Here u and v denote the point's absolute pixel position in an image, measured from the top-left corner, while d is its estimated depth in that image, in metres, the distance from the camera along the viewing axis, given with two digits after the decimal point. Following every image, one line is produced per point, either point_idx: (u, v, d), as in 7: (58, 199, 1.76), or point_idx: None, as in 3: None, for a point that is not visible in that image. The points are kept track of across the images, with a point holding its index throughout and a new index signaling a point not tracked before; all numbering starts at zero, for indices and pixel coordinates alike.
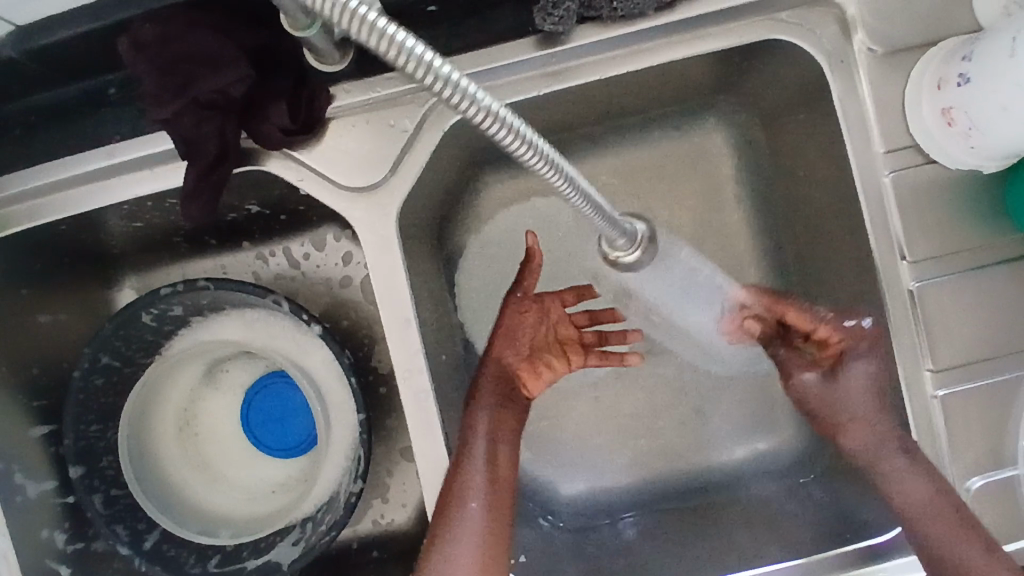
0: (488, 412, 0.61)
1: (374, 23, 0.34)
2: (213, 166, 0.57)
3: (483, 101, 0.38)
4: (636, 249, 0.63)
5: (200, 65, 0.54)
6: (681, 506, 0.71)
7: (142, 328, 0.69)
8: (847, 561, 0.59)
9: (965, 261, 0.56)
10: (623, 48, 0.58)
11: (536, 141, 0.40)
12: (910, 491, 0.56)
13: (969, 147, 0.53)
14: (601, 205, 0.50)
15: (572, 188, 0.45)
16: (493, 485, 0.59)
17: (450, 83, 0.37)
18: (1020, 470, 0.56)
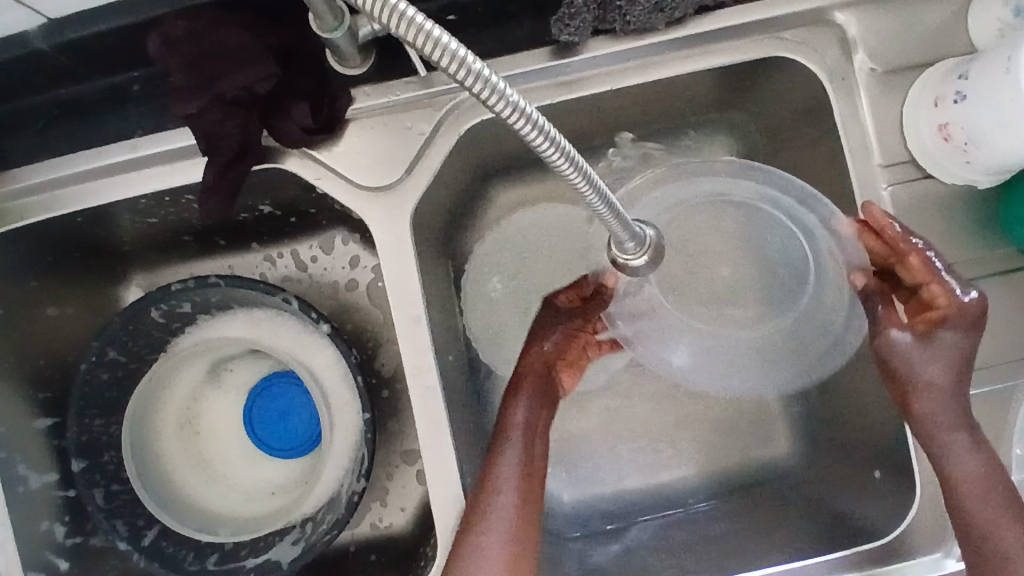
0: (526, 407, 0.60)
1: (411, 17, 0.35)
2: (233, 162, 0.59)
3: (512, 98, 0.38)
4: (645, 254, 0.55)
5: (229, 62, 0.55)
6: (678, 512, 0.73)
7: (150, 324, 0.70)
8: (859, 561, 0.60)
9: (958, 273, 0.58)
10: (632, 61, 0.60)
11: (560, 140, 0.41)
12: (969, 467, 0.54)
13: (964, 161, 0.55)
14: (620, 213, 0.49)
15: (596, 193, 0.45)
16: (530, 482, 0.58)
17: (481, 79, 0.38)
18: (1012, 477, 0.58)
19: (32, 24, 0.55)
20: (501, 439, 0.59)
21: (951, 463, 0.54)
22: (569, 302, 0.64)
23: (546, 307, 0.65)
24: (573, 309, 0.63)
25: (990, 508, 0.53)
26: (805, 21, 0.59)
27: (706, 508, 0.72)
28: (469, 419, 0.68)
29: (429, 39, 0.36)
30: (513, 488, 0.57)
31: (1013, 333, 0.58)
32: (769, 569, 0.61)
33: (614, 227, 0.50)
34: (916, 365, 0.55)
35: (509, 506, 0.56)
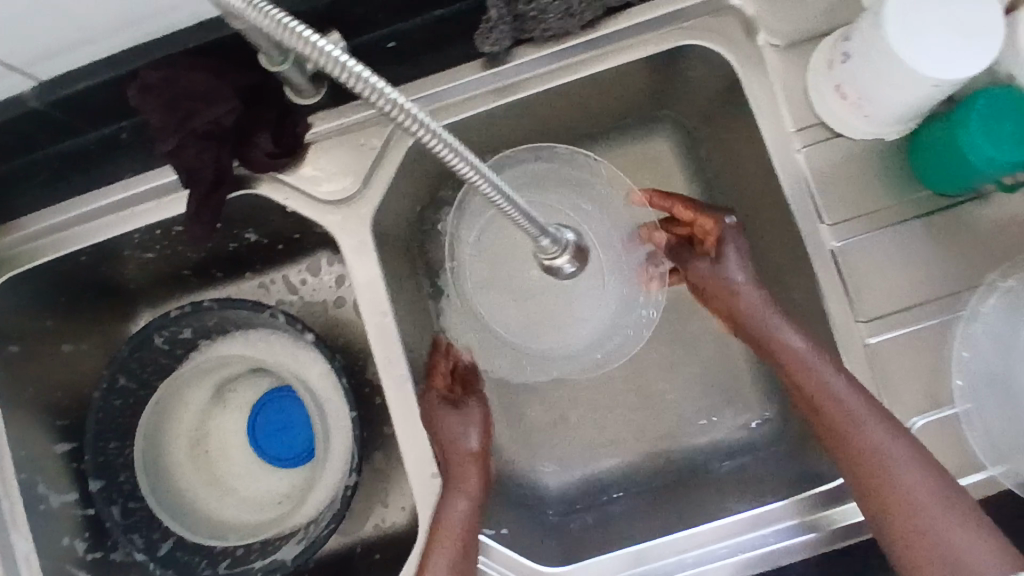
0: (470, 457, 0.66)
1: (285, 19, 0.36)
2: (210, 191, 0.66)
3: (392, 96, 0.40)
4: (569, 257, 0.57)
5: (199, 101, 0.61)
6: (655, 484, 0.77)
7: (155, 351, 0.77)
8: (797, 508, 0.65)
9: (880, 220, 0.63)
10: (555, 64, 0.66)
11: (446, 137, 0.43)
12: (792, 343, 0.64)
13: (863, 116, 0.60)
14: (528, 211, 0.51)
15: (489, 184, 0.46)
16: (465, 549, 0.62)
17: (359, 78, 0.39)
18: (958, 408, 0.61)
19: (26, 87, 0.62)
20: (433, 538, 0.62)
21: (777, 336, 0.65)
22: (439, 378, 0.69)
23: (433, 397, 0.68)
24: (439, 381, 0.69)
25: (814, 373, 0.62)
26: (707, 11, 0.65)
27: (683, 477, 0.76)
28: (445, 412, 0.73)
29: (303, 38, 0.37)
30: (450, 554, 0.62)
31: (936, 270, 0.62)
32: (734, 516, 0.66)
33: (531, 232, 0.52)
34: (727, 275, 0.69)
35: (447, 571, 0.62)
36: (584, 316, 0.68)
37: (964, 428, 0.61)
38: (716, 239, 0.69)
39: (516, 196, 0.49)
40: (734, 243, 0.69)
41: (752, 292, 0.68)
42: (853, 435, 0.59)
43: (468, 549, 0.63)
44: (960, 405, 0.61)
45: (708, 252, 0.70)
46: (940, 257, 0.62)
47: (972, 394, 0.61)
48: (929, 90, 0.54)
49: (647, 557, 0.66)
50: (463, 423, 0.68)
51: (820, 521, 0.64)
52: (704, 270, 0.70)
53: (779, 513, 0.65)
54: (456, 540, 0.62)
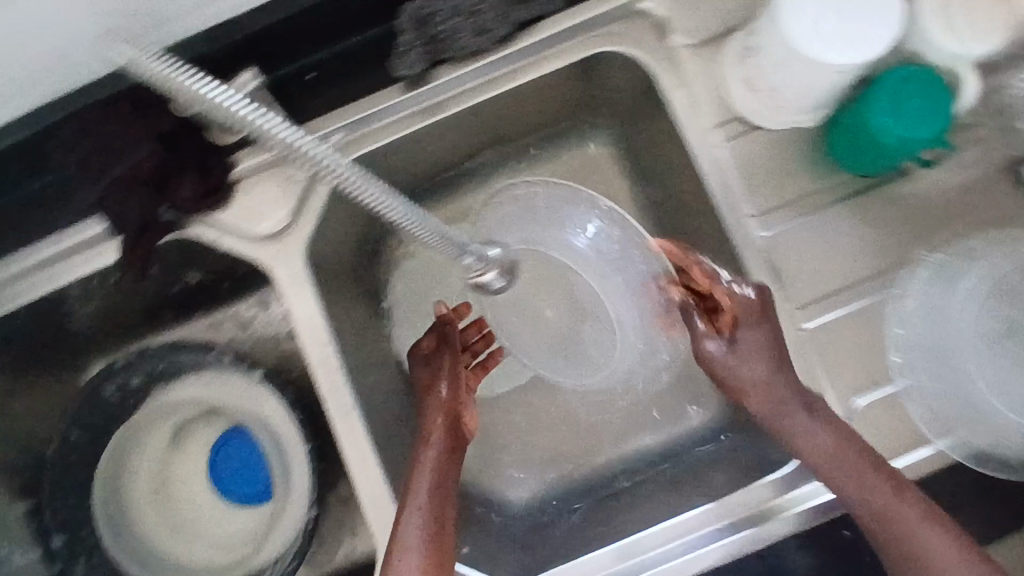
0: (439, 409, 0.67)
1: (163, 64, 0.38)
2: (139, 238, 0.66)
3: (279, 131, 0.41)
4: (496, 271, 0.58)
5: (114, 151, 0.63)
6: (619, 485, 0.77)
7: (108, 401, 0.77)
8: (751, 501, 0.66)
9: (803, 206, 0.64)
10: (475, 81, 0.67)
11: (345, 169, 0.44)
12: (818, 439, 0.59)
13: (776, 107, 0.61)
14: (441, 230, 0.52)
15: (392, 207, 0.48)
16: (437, 500, 0.62)
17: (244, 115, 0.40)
18: (898, 385, 0.62)
19: None
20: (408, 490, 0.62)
21: (803, 432, 0.59)
22: (426, 345, 0.71)
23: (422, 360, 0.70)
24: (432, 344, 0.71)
25: (849, 466, 0.58)
26: (618, 16, 0.66)
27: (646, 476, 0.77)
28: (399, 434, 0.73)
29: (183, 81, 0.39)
30: (421, 509, 0.61)
31: (862, 251, 0.64)
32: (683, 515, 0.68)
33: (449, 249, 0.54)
34: (737, 365, 0.62)
35: (421, 524, 0.60)
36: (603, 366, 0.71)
37: (906, 403, 0.61)
38: (733, 319, 0.61)
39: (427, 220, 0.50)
40: (752, 328, 0.61)
41: (773, 381, 0.60)
42: (892, 523, 0.57)
43: (440, 501, 0.62)
44: (899, 380, 0.62)
45: (723, 328, 0.62)
46: (863, 237, 0.64)
47: (911, 368, 0.62)
48: (832, 77, 0.55)
49: (631, 552, 0.67)
50: (435, 372, 0.69)
51: (772, 510, 0.65)
52: (716, 352, 0.62)
53: (732, 507, 0.66)
54: (425, 493, 0.62)
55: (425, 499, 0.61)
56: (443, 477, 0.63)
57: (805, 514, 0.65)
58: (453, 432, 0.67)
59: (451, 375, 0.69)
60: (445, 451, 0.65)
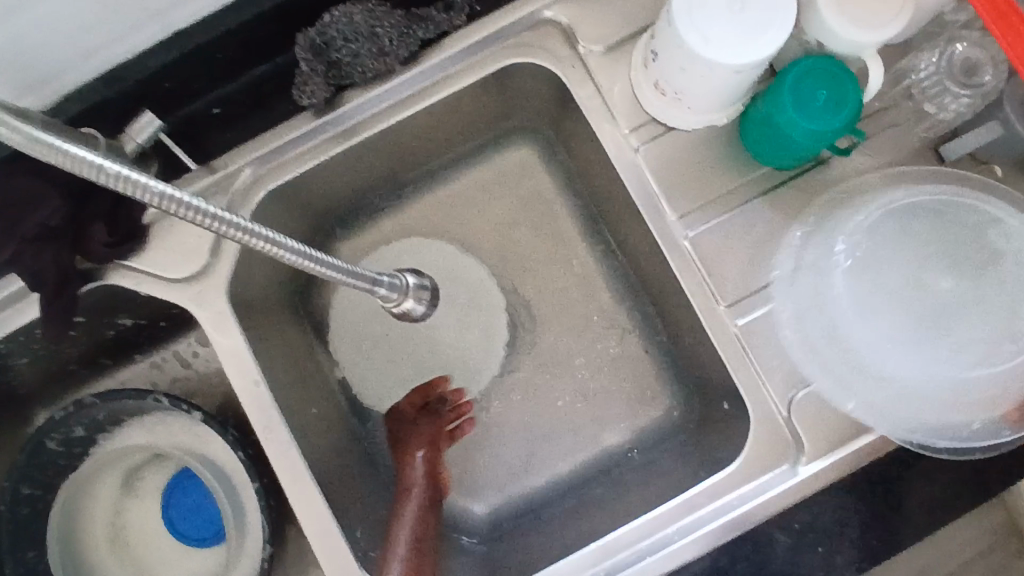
0: (420, 466, 0.70)
1: (36, 136, 0.39)
2: (58, 292, 0.65)
3: (161, 191, 0.42)
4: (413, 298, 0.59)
5: (22, 210, 0.60)
6: (573, 493, 0.77)
7: (52, 454, 0.75)
8: (727, 486, 0.63)
9: (725, 205, 0.63)
10: (385, 102, 0.66)
11: (228, 219, 0.44)
12: None
13: (687, 108, 0.60)
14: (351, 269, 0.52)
15: (292, 253, 0.48)
16: (420, 557, 0.64)
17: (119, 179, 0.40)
18: None
19: None
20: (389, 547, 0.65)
21: None
22: (405, 408, 0.75)
23: (401, 421, 0.74)
24: (415, 406, 0.75)
25: None
26: (526, 26, 0.65)
27: (601, 485, 0.76)
28: (339, 466, 0.73)
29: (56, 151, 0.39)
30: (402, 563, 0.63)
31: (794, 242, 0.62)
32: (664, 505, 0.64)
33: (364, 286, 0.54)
34: None
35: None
36: (869, 363, 0.57)
37: None
38: None
39: (332, 261, 0.50)
40: None
41: None
42: None
43: (420, 549, 0.65)
44: None
45: None
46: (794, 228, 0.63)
47: None
48: (732, 76, 0.55)
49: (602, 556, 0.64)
50: (414, 433, 0.72)
51: (762, 485, 0.62)
52: None
53: (713, 492, 0.63)
54: (406, 542, 0.64)
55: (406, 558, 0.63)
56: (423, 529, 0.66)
57: (786, 496, 0.62)
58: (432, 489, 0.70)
59: (428, 439, 0.72)
60: (425, 506, 0.68)
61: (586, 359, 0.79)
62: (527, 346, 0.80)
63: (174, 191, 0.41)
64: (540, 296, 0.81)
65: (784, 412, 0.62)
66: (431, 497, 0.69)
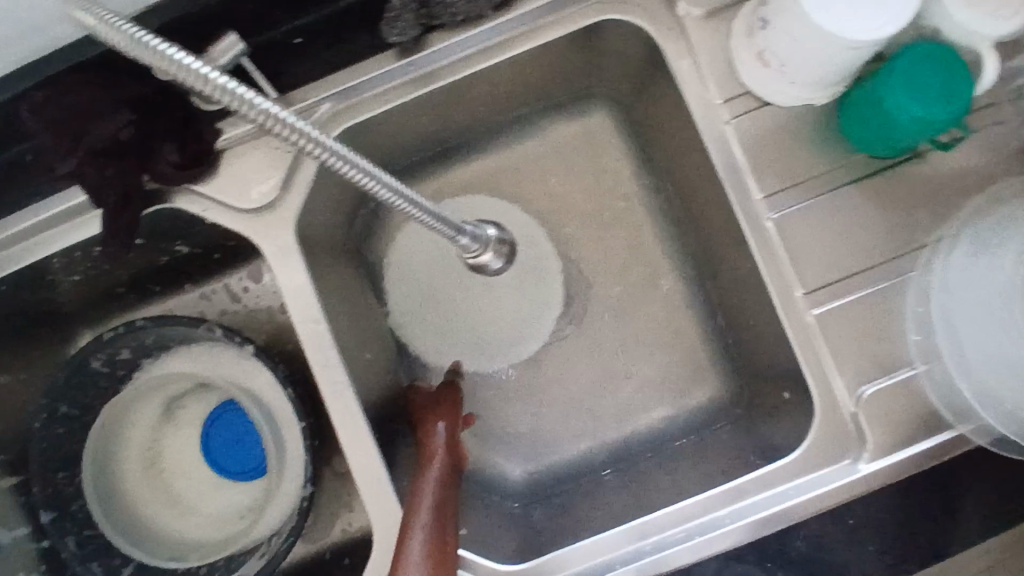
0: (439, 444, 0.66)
1: (137, 36, 0.37)
2: (122, 210, 0.63)
3: (265, 107, 0.40)
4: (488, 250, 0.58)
5: (87, 118, 0.59)
6: (611, 465, 0.77)
7: (96, 375, 0.75)
8: (779, 477, 0.62)
9: (813, 187, 0.62)
10: (471, 48, 0.64)
11: (326, 142, 0.42)
12: None
13: (789, 82, 0.58)
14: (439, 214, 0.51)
15: (388, 189, 0.46)
16: (441, 532, 0.59)
17: (226, 91, 0.39)
18: (917, 368, 0.60)
19: None
20: (407, 522, 0.60)
21: None
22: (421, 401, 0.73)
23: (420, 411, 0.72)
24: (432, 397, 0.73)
25: None
26: None
27: (641, 461, 0.76)
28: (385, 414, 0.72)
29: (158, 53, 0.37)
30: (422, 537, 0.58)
31: (879, 231, 0.61)
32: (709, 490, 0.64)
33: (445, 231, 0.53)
34: None
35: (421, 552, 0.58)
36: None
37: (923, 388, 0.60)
38: None
39: (416, 198, 0.49)
40: None
41: None
42: None
43: (442, 519, 0.60)
44: (920, 363, 0.60)
45: None
46: (880, 218, 0.61)
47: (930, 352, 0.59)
48: (848, 52, 0.52)
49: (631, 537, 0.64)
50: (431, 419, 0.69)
51: (812, 481, 0.62)
52: None
53: (762, 484, 0.63)
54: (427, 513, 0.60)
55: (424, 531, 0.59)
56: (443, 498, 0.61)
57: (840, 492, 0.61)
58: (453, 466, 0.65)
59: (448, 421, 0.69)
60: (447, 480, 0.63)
61: (639, 333, 0.78)
62: (580, 314, 0.79)
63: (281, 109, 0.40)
64: (598, 265, 0.80)
65: (851, 406, 0.61)
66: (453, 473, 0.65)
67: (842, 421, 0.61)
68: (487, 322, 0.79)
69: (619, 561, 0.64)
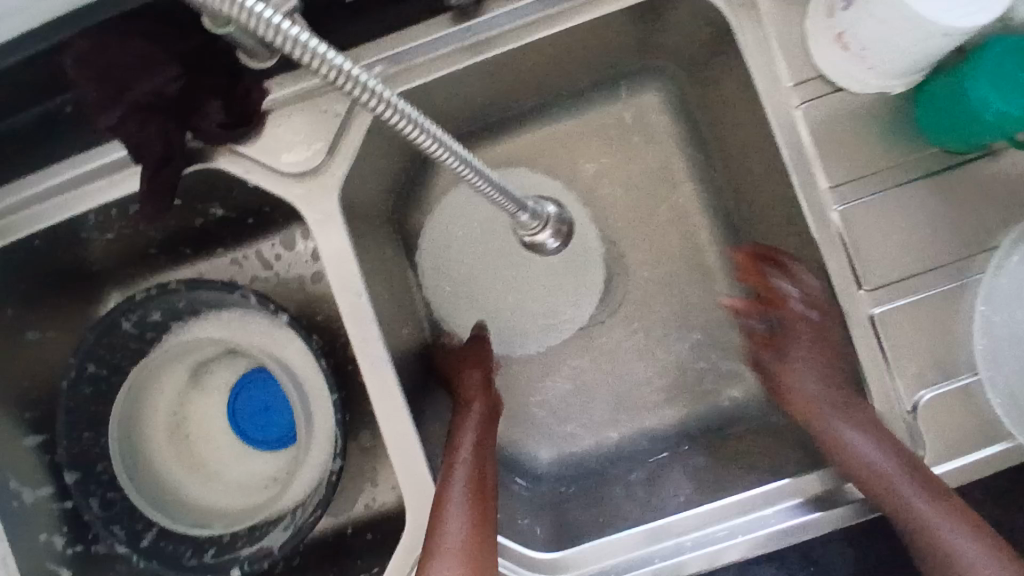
0: (471, 430, 0.67)
1: None
2: (162, 167, 0.61)
3: (336, 61, 0.38)
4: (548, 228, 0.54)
5: (133, 72, 0.56)
6: (641, 457, 0.76)
7: (125, 335, 0.73)
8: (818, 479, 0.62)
9: (883, 180, 0.59)
10: (532, 16, 0.61)
11: (403, 106, 0.41)
12: None
13: (868, 68, 0.55)
14: (503, 187, 0.49)
15: (455, 156, 0.45)
16: (479, 487, 0.62)
17: (299, 44, 0.37)
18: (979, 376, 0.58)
19: None
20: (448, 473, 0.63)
21: None
22: (455, 352, 0.75)
23: (455, 365, 0.74)
24: (467, 352, 0.75)
25: None
26: None
27: (672, 455, 0.75)
28: (419, 392, 0.70)
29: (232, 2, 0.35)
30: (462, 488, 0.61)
31: (949, 229, 0.58)
32: (737, 496, 0.63)
33: (508, 207, 0.51)
34: None
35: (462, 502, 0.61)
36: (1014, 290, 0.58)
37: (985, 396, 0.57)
38: None
39: (484, 169, 0.47)
40: None
41: None
42: None
43: (480, 470, 0.64)
44: (981, 371, 0.57)
45: None
46: (952, 214, 0.58)
47: (993, 358, 0.57)
48: (940, 39, 0.49)
49: (667, 533, 0.63)
50: (469, 376, 0.72)
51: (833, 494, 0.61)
52: None
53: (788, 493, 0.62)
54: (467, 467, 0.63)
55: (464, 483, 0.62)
56: (478, 472, 0.63)
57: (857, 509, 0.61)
58: (488, 423, 0.69)
59: (482, 410, 0.69)
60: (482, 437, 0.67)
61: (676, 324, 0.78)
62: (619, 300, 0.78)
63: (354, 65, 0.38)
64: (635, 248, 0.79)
65: (908, 408, 0.58)
66: (488, 431, 0.68)
67: (896, 425, 0.59)
68: (523, 302, 0.79)
69: (658, 555, 0.62)
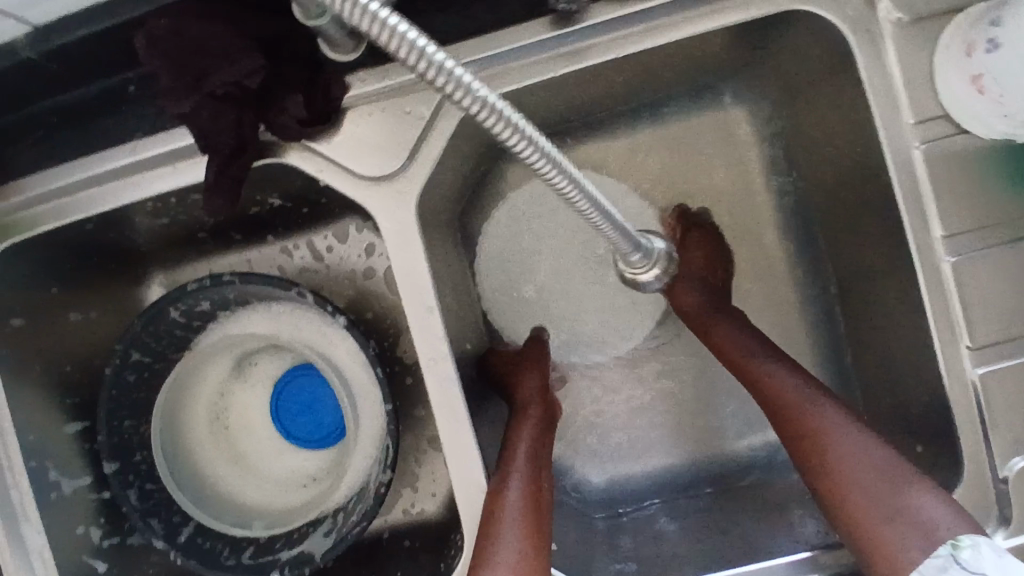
0: (527, 438, 0.62)
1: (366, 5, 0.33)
2: (233, 159, 0.57)
3: (479, 92, 0.37)
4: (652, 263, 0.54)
5: (213, 59, 0.53)
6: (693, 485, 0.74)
7: (171, 324, 0.70)
8: None
9: (1003, 233, 0.54)
10: (637, 26, 0.56)
11: (542, 146, 0.39)
12: None
13: (1003, 114, 0.51)
14: (620, 222, 0.47)
15: (584, 195, 0.43)
16: (536, 490, 0.58)
17: (445, 72, 0.36)
18: None
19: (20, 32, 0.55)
20: (505, 471, 0.58)
21: None
22: (511, 356, 0.72)
23: (511, 369, 0.71)
24: (523, 357, 0.71)
25: None
26: None
27: (727, 487, 0.73)
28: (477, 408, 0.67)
29: (384, 26, 0.34)
30: (518, 484, 0.57)
31: None
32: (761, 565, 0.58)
33: (620, 243, 0.49)
34: None
35: (518, 501, 0.56)
36: None
37: None
38: None
39: (607, 206, 0.45)
40: None
41: None
42: None
43: (536, 470, 0.59)
44: None
45: None
46: None
47: None
48: None
49: None
50: (525, 380, 0.69)
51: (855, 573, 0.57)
52: None
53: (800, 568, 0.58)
54: (524, 466, 0.59)
55: (521, 481, 0.57)
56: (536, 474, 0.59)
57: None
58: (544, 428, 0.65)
59: (537, 419, 0.65)
60: (538, 442, 0.63)
61: None
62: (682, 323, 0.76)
63: (500, 99, 0.36)
64: None
65: (1001, 472, 0.55)
66: (546, 439, 0.64)
67: (991, 492, 0.55)
68: (583, 314, 0.76)
69: None
